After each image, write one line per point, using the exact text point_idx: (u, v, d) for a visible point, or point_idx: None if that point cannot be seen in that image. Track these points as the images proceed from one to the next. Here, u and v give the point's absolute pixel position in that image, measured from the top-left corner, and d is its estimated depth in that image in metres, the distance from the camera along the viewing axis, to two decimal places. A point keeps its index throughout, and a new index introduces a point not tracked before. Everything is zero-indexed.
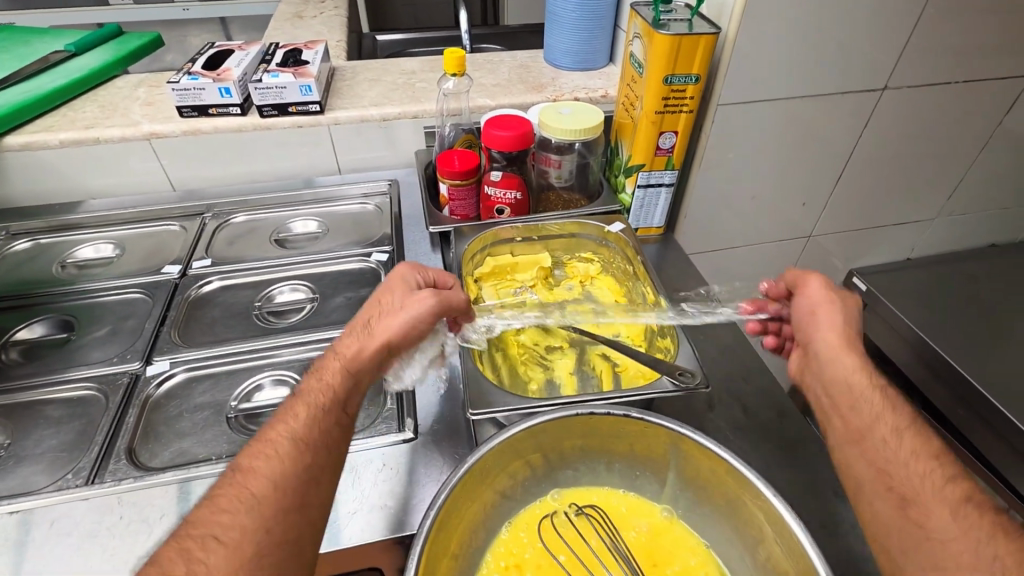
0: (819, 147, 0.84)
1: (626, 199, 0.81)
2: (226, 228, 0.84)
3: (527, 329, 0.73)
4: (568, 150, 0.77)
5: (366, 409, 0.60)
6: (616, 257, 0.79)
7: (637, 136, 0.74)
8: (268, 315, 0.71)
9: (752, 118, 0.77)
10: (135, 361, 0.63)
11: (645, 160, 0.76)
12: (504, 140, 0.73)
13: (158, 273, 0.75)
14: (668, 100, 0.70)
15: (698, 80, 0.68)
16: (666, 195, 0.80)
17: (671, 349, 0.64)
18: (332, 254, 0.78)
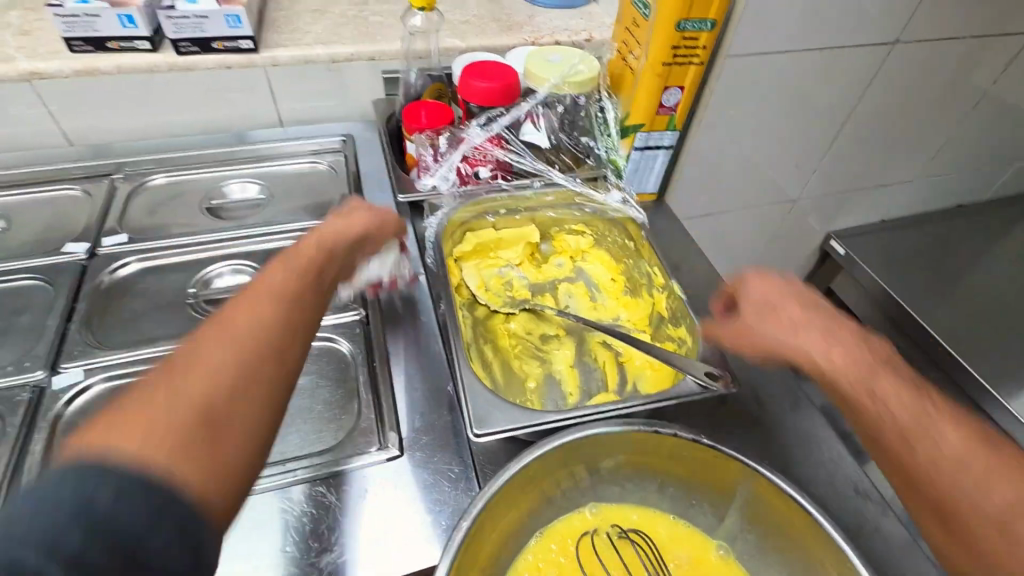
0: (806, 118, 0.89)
1: (619, 162, 0.83)
2: (142, 191, 0.78)
3: (518, 317, 0.76)
4: (554, 109, 0.82)
5: (334, 421, 0.57)
6: (612, 235, 0.81)
7: (641, 92, 0.76)
8: (205, 305, 0.65)
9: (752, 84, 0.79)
10: (38, 370, 0.57)
11: (646, 119, 0.78)
12: (484, 91, 0.76)
13: (60, 253, 0.68)
14: (678, 50, 0.71)
15: (714, 27, 0.70)
16: (662, 156, 0.88)
17: (685, 340, 0.69)
18: (271, 230, 0.73)
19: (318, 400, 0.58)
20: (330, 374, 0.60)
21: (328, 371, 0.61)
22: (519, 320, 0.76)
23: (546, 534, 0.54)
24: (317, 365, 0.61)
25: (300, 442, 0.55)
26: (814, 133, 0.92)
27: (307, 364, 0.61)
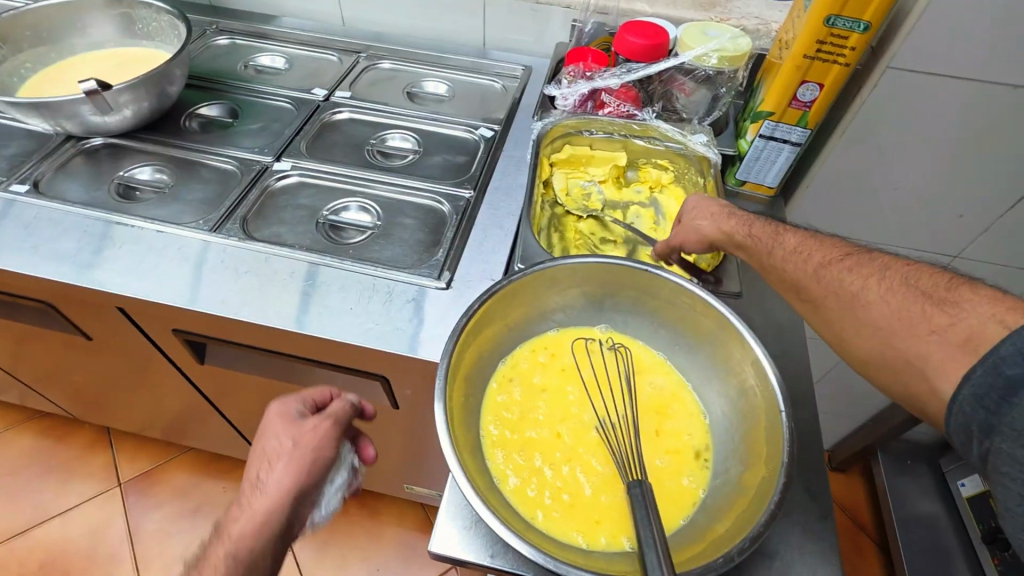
0: (971, 159, 0.86)
1: (743, 145, 0.90)
2: (330, 122, 1.03)
3: (586, 220, 0.89)
4: (697, 77, 0.87)
5: (422, 253, 0.83)
6: (690, 170, 0.91)
7: (781, 77, 0.80)
8: (333, 228, 0.86)
9: (910, 106, 0.82)
10: (207, 228, 0.83)
11: (777, 107, 0.82)
12: (634, 47, 0.86)
13: (254, 156, 0.95)
14: (826, 45, 0.74)
15: (867, 29, 0.71)
16: (787, 153, 0.88)
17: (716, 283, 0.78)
18: (412, 184, 0.91)
19: (413, 238, 0.85)
20: (428, 224, 0.87)
21: (429, 222, 0.87)
22: (586, 223, 0.89)
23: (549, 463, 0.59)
24: (422, 217, 0.87)
25: (391, 255, 0.83)
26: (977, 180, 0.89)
27: (404, 297, 0.77)
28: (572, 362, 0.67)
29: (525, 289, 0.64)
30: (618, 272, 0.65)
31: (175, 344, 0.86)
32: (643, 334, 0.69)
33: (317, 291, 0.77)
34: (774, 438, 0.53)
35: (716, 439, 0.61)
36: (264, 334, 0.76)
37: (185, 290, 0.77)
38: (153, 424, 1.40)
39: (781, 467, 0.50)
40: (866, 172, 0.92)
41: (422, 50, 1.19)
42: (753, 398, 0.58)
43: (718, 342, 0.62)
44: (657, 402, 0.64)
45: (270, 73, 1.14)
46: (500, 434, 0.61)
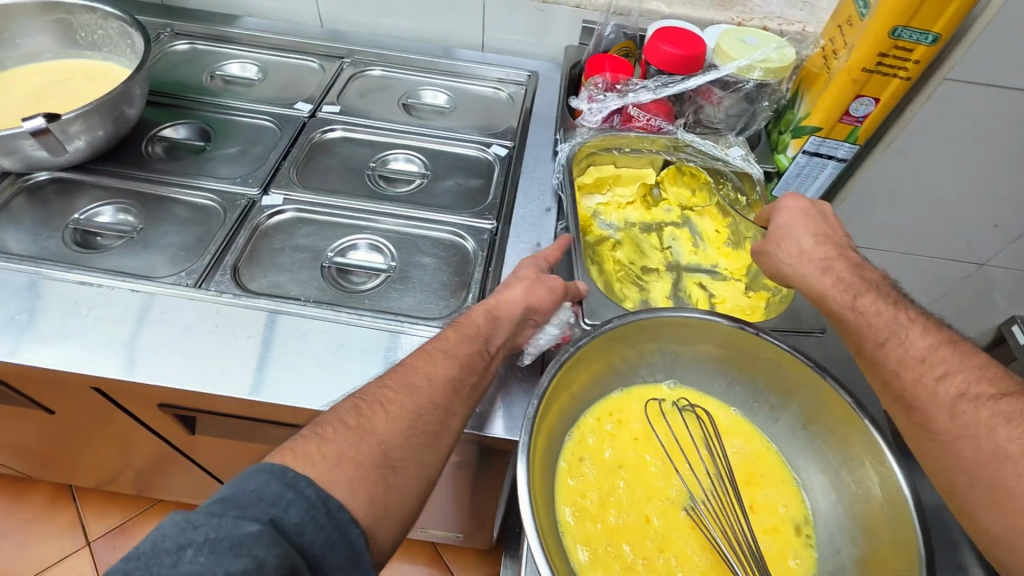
0: (1015, 169, 0.83)
1: (783, 161, 0.84)
2: (321, 141, 0.91)
3: (621, 249, 0.79)
4: (733, 89, 0.80)
5: (447, 299, 0.73)
6: (727, 187, 0.82)
7: (832, 92, 0.74)
8: (343, 272, 0.75)
9: (961, 118, 0.78)
10: (191, 282, 0.71)
11: (826, 124, 0.77)
12: (667, 57, 0.78)
13: (236, 187, 0.82)
14: (887, 57, 0.68)
15: (934, 41, 0.66)
16: (829, 169, 0.83)
17: (780, 290, 0.71)
18: (425, 216, 0.81)
19: (436, 279, 0.75)
20: (451, 263, 0.77)
21: (452, 261, 0.77)
22: (621, 252, 0.79)
23: (639, 553, 0.52)
24: (443, 254, 0.78)
25: (413, 303, 0.72)
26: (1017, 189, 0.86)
27: None
28: (644, 428, 0.59)
29: (593, 351, 0.56)
30: (701, 327, 0.57)
31: (159, 417, 0.74)
32: (716, 391, 0.62)
33: (333, 354, 0.66)
34: (898, 528, 0.47)
35: (818, 513, 0.55)
36: (271, 411, 0.65)
37: (173, 362, 0.65)
38: (124, 478, 1.25)
39: (917, 565, 0.44)
40: (905, 186, 0.88)
41: (413, 53, 1.07)
42: (864, 475, 0.51)
43: (810, 405, 0.56)
44: (746, 470, 0.58)
45: (241, 85, 1.00)
46: (581, 527, 0.52)
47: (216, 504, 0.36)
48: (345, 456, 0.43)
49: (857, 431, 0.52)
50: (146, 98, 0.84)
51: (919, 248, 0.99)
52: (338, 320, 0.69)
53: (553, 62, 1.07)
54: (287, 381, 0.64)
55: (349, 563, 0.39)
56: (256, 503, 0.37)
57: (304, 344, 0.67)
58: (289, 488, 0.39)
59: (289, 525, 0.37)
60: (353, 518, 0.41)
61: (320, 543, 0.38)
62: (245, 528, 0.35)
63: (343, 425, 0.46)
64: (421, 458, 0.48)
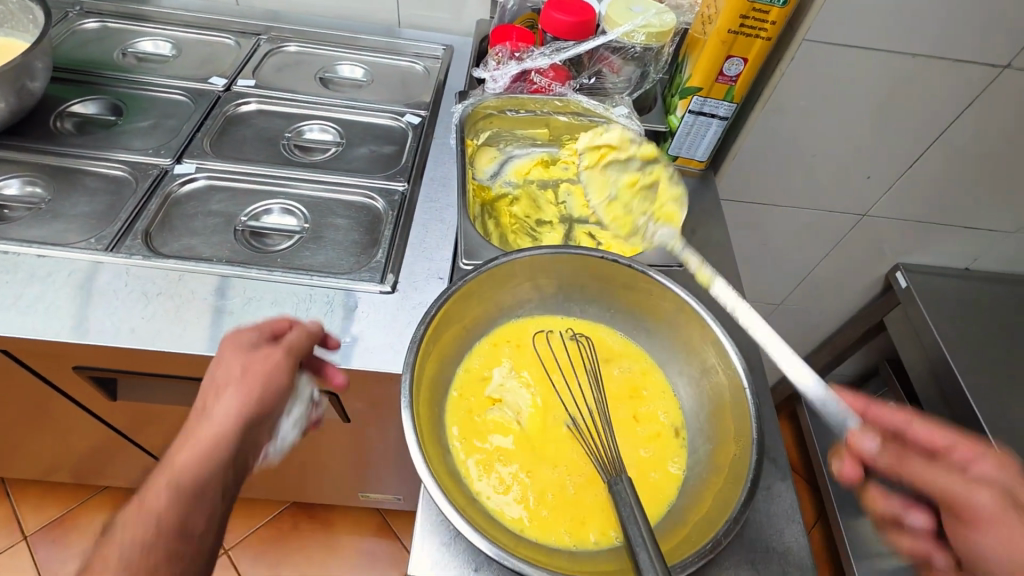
0: (880, 123, 0.93)
1: (675, 121, 0.91)
2: (236, 114, 0.93)
3: (519, 205, 0.86)
4: (624, 53, 0.86)
5: (357, 256, 0.77)
6: None
7: (706, 54, 0.81)
8: (257, 235, 0.78)
9: (828, 75, 0.86)
10: (101, 247, 0.72)
11: (704, 84, 0.84)
12: (561, 24, 0.83)
13: (148, 158, 0.83)
14: (748, 19, 0.75)
15: (785, 3, 0.73)
16: (715, 127, 0.90)
17: (652, 234, 0.78)
18: (338, 180, 0.84)
19: (349, 238, 0.79)
20: (364, 222, 0.80)
21: (364, 220, 0.81)
22: (520, 208, 0.86)
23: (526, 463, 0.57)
24: (356, 214, 0.81)
25: (324, 261, 0.76)
26: (885, 142, 0.96)
27: (343, 305, 0.71)
28: (536, 356, 0.65)
29: (482, 287, 0.62)
30: (581, 263, 0.63)
31: (78, 382, 0.75)
32: (603, 320, 0.68)
33: (244, 308, 0.69)
34: (740, 417, 0.54)
35: (686, 417, 0.62)
36: (185, 363, 0.68)
37: (81, 322, 0.66)
38: (58, 466, 1.24)
39: (751, 443, 0.51)
40: (786, 144, 0.97)
41: (330, 30, 1.10)
42: (717, 380, 0.58)
43: (677, 324, 0.62)
44: (629, 387, 0.64)
45: (155, 61, 1.00)
46: (472, 443, 0.57)
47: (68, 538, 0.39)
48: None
49: (707, 342, 0.60)
50: (51, 72, 0.84)
51: (809, 202, 1.09)
52: (248, 276, 0.72)
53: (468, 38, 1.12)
54: (194, 332, 0.67)
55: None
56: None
57: (216, 298, 0.70)
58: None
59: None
60: None
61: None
62: None
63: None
64: None
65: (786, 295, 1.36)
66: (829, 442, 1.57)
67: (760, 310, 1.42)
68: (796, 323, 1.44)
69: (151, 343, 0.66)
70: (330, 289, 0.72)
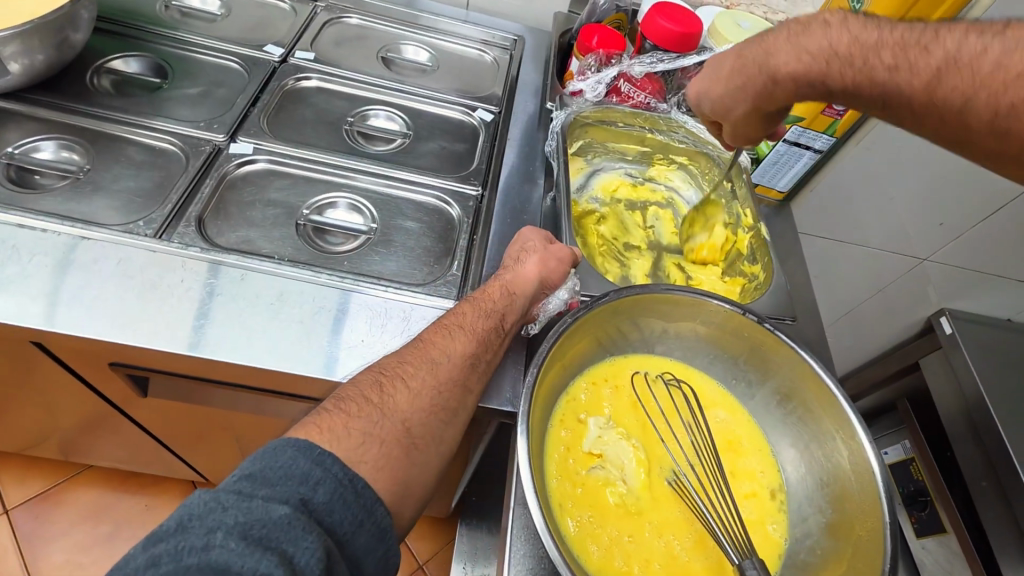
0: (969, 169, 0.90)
1: (763, 150, 0.86)
2: (294, 90, 0.84)
3: (607, 225, 0.81)
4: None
5: (430, 266, 0.71)
6: (714, 171, 0.85)
7: None
8: (319, 231, 0.71)
9: None
10: (149, 232, 0.64)
11: (808, 115, 0.79)
12: (664, 32, 0.77)
13: (199, 132, 0.75)
14: None
15: None
16: (805, 159, 0.85)
17: (758, 275, 0.74)
18: (407, 177, 0.77)
19: (421, 244, 0.72)
20: (437, 228, 0.74)
21: (437, 226, 0.74)
22: (606, 228, 0.81)
23: (628, 523, 0.53)
24: (428, 218, 0.75)
25: (395, 269, 0.69)
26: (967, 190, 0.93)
27: (423, 324, 0.64)
28: (632, 397, 0.60)
29: (589, 322, 0.56)
30: (696, 305, 0.59)
31: (108, 375, 0.68)
32: (701, 365, 0.64)
33: (312, 318, 0.63)
34: (865, 497, 0.50)
35: (790, 481, 0.58)
36: (241, 374, 0.61)
37: (127, 318, 0.59)
38: (51, 443, 1.16)
39: (883, 528, 0.47)
40: None
41: (392, 4, 1.01)
42: (834, 449, 0.54)
43: (789, 380, 0.58)
44: (729, 440, 0.60)
45: (201, 19, 0.90)
46: (571, 496, 0.53)
47: (244, 483, 0.34)
48: (372, 433, 0.42)
49: (824, 406, 0.55)
50: (93, 21, 0.75)
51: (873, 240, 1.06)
52: (316, 280, 0.65)
53: (540, 29, 1.04)
54: (255, 339, 0.60)
55: (376, 540, 0.38)
56: (286, 482, 0.35)
57: (279, 302, 0.63)
58: (317, 465, 0.37)
59: (319, 506, 0.35)
60: (376, 497, 0.39)
61: (350, 523, 0.36)
62: (277, 513, 0.33)
63: (367, 403, 0.44)
64: (439, 437, 0.47)
65: None
66: None
67: None
68: None
69: (208, 349, 0.59)
70: (404, 304, 0.66)
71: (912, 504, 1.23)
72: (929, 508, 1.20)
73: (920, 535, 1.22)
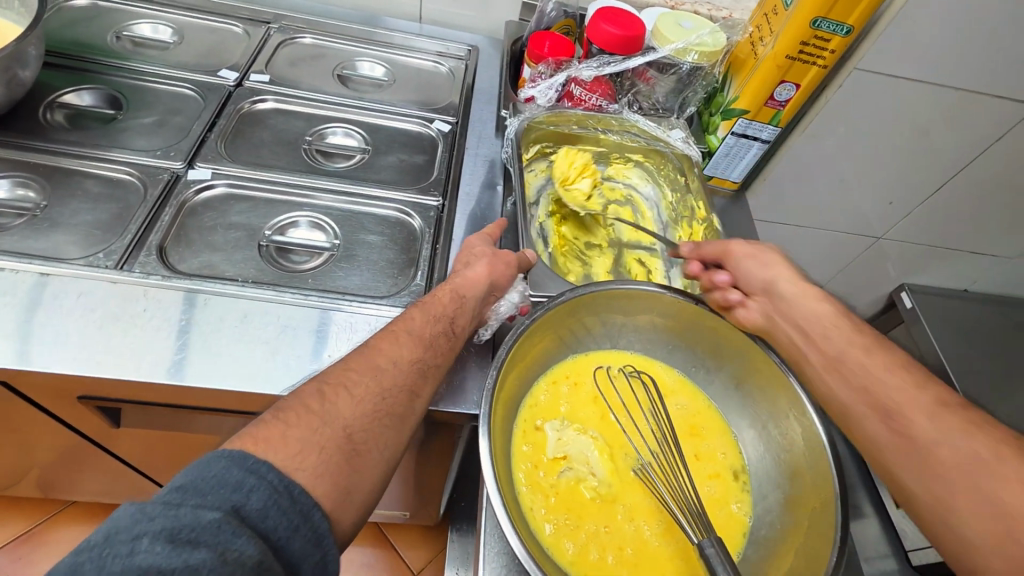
0: (912, 149, 0.94)
1: (714, 142, 0.88)
2: (250, 113, 0.85)
3: (568, 226, 0.84)
4: (669, 71, 0.83)
5: (394, 278, 0.72)
6: (669, 165, 0.87)
7: (757, 77, 0.79)
8: (282, 252, 0.72)
9: (868, 104, 0.87)
10: (110, 264, 0.65)
11: (752, 107, 0.82)
12: (609, 37, 0.80)
13: (157, 161, 0.76)
14: (808, 46, 0.74)
15: (848, 33, 0.72)
16: (754, 150, 0.88)
17: None
18: (369, 192, 0.79)
19: (384, 257, 0.73)
20: (399, 241, 0.75)
21: (399, 238, 0.75)
22: (568, 229, 0.84)
23: (600, 518, 0.54)
24: (390, 232, 0.76)
25: (360, 283, 0.70)
26: (910, 169, 0.98)
27: None
28: (594, 391, 0.62)
29: (549, 323, 0.59)
30: (650, 299, 0.61)
31: (77, 408, 0.68)
32: (660, 355, 0.66)
33: (278, 338, 0.64)
34: (817, 470, 0.53)
35: (750, 460, 0.60)
36: (208, 399, 0.62)
37: (93, 349, 0.60)
38: (29, 483, 1.14)
39: (834, 498, 0.50)
40: (817, 164, 0.98)
41: (346, 21, 1.02)
42: (788, 427, 0.57)
43: (744, 364, 0.61)
44: (688, 425, 0.63)
45: (153, 48, 0.91)
46: (543, 500, 0.54)
47: (174, 494, 0.35)
48: (310, 441, 0.43)
49: (777, 386, 0.58)
50: (43, 57, 0.75)
51: (829, 221, 1.10)
52: (280, 300, 0.66)
53: (495, 38, 1.07)
54: (222, 361, 0.61)
55: (313, 545, 0.39)
56: (218, 491, 0.36)
57: (243, 323, 0.64)
58: (250, 473, 0.38)
59: (252, 511, 0.36)
60: (314, 502, 0.40)
61: (285, 528, 0.37)
62: (205, 518, 0.34)
63: (307, 411, 0.45)
64: (384, 440, 0.48)
65: None
66: None
67: None
68: None
69: (174, 376, 0.60)
70: (368, 319, 0.67)
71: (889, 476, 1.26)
72: None
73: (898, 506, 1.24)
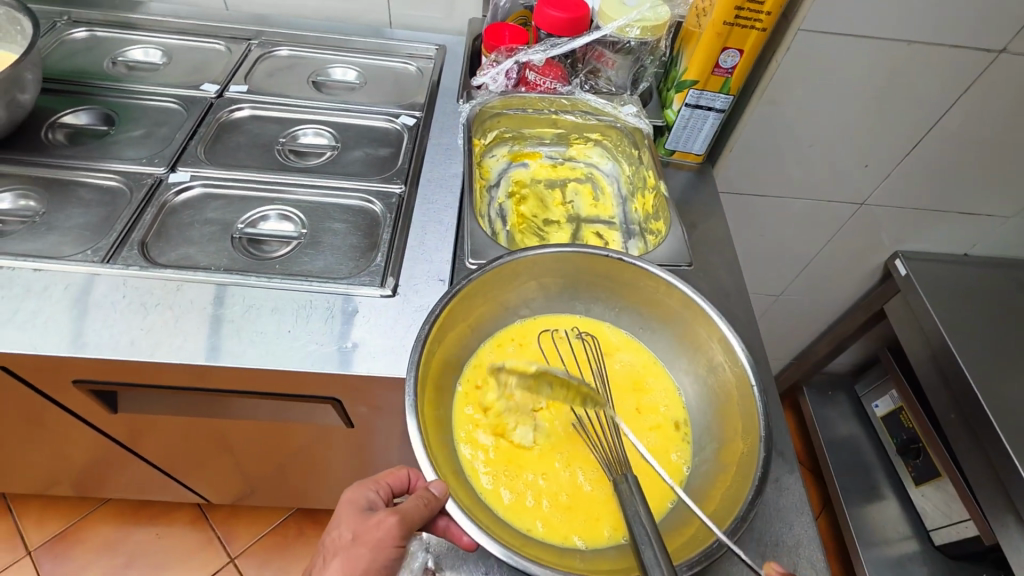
0: (877, 108, 0.93)
1: (671, 115, 0.90)
2: (229, 120, 0.92)
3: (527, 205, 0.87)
4: (619, 49, 0.86)
5: (356, 260, 0.76)
6: (623, 140, 0.90)
7: (701, 46, 0.80)
8: (253, 243, 0.78)
9: (821, 66, 0.87)
10: (97, 259, 0.72)
11: (700, 76, 0.83)
12: (555, 21, 0.83)
13: (142, 167, 0.83)
14: (743, 11, 0.75)
15: None
16: (712, 121, 0.89)
17: (662, 229, 0.79)
18: (336, 184, 0.84)
19: (347, 242, 0.78)
20: (362, 226, 0.80)
21: (362, 224, 0.80)
22: (527, 208, 0.87)
23: (537, 469, 0.57)
24: (353, 219, 0.80)
25: (324, 266, 0.75)
26: (879, 129, 0.97)
27: (346, 311, 0.70)
28: (539, 352, 0.65)
29: (487, 286, 0.62)
30: (587, 261, 0.64)
31: (78, 395, 0.74)
32: (606, 316, 0.68)
33: (244, 317, 0.69)
34: (748, 414, 0.54)
35: (691, 412, 0.62)
36: (184, 376, 0.68)
37: (79, 334, 0.66)
38: (61, 483, 1.23)
39: (760, 438, 0.51)
40: (782, 132, 0.98)
41: (321, 33, 1.09)
42: (726, 376, 0.58)
43: (684, 318, 0.62)
44: (633, 380, 0.64)
45: (145, 69, 0.99)
46: (482, 453, 0.57)
47: None
48: None
49: (712, 335, 0.60)
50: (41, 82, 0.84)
51: (806, 190, 1.10)
52: (247, 282, 0.71)
53: (462, 36, 1.12)
54: (191, 340, 0.66)
55: None
56: None
57: (212, 305, 0.69)
58: None
59: None
60: None
61: None
62: None
63: None
64: None
65: (785, 288, 1.37)
66: (832, 430, 1.48)
67: (760, 301, 1.42)
68: (804, 314, 1.43)
69: (148, 354, 0.65)
70: (327, 296, 0.71)
71: (906, 453, 1.28)
72: (922, 455, 1.24)
73: (918, 483, 1.26)
